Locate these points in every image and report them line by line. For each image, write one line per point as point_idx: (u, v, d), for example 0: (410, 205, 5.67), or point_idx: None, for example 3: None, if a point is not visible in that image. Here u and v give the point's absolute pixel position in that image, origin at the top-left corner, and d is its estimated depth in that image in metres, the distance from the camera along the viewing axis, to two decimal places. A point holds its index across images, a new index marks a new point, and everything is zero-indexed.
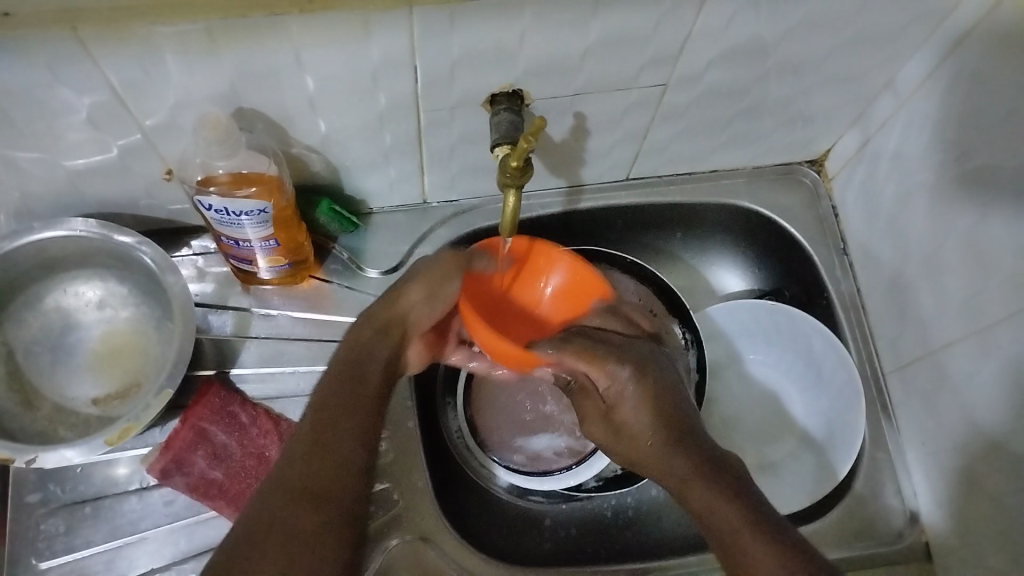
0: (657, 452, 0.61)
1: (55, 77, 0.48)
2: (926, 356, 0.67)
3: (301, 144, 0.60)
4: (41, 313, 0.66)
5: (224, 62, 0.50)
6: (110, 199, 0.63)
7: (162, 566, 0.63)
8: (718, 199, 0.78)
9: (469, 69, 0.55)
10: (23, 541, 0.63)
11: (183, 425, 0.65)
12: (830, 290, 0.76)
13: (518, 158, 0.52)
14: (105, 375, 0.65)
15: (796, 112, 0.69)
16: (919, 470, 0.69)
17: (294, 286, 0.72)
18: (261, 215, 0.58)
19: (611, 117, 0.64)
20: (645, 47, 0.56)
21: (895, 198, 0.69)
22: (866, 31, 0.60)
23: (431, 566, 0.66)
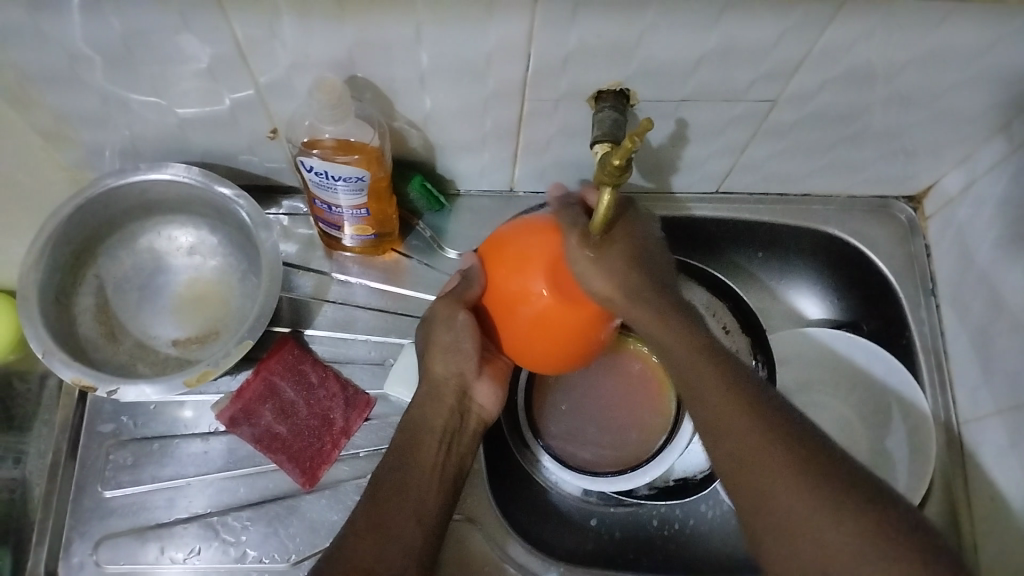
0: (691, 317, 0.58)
1: (184, 25, 0.50)
2: (1008, 409, 0.65)
3: (404, 119, 0.61)
4: (134, 251, 0.68)
5: (347, 30, 0.51)
6: (214, 150, 0.65)
7: (218, 511, 0.64)
8: (806, 224, 0.77)
9: (581, 63, 0.55)
10: (91, 467, 0.65)
11: (255, 377, 0.67)
12: (911, 331, 0.74)
13: (621, 156, 0.48)
14: (187, 319, 0.67)
15: (902, 144, 0.68)
16: (982, 526, 0.66)
17: (376, 257, 0.73)
18: (357, 182, 0.59)
19: (714, 127, 0.64)
20: (762, 60, 0.55)
21: (995, 243, 0.67)
22: (990, 70, 0.58)
23: (473, 549, 0.67)
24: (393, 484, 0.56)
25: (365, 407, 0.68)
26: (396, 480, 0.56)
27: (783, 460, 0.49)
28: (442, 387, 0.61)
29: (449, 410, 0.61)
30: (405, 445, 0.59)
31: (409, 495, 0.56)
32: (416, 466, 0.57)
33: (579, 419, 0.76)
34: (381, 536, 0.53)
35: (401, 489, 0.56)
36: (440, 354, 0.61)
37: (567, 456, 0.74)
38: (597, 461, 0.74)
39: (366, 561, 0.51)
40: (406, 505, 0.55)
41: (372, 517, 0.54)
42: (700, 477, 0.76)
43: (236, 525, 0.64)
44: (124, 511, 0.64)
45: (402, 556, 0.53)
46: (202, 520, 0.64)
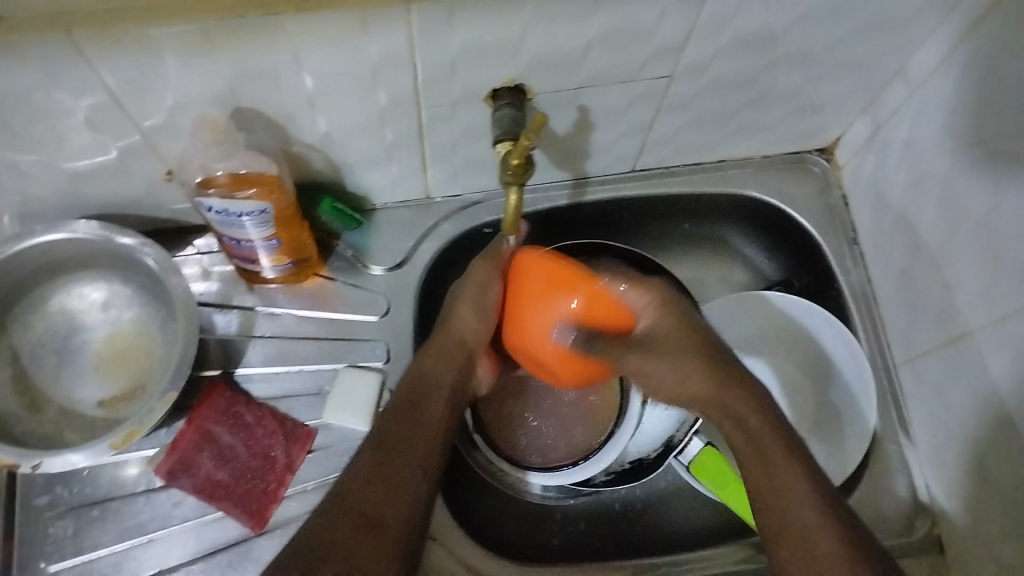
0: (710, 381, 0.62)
1: (51, 80, 0.48)
2: (940, 347, 0.66)
3: (302, 142, 0.60)
4: (44, 315, 0.65)
5: (223, 63, 0.49)
6: (112, 200, 0.63)
7: (169, 569, 0.63)
8: (726, 189, 0.77)
9: (471, 64, 0.54)
10: (30, 545, 0.63)
11: (188, 426, 0.65)
12: (840, 282, 0.75)
13: (519, 155, 0.51)
14: (111, 377, 0.65)
15: (805, 101, 0.68)
16: (930, 463, 0.68)
17: (300, 284, 0.71)
18: (262, 215, 0.57)
19: (617, 109, 0.63)
20: (651, 38, 0.55)
21: (906, 186, 0.68)
22: (875, 19, 0.59)
23: (437, 564, 0.65)
24: (395, 429, 0.56)
25: (306, 439, 0.66)
26: (397, 429, 0.56)
27: (788, 489, 0.52)
28: (454, 351, 0.64)
29: (455, 369, 0.63)
30: (410, 397, 0.59)
31: (417, 446, 0.56)
32: (426, 415, 0.58)
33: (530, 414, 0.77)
34: (387, 483, 0.52)
35: (402, 434, 0.56)
36: (466, 313, 0.65)
37: (520, 457, 0.75)
38: (551, 457, 0.76)
39: (367, 503, 0.51)
40: (407, 448, 0.55)
41: (371, 466, 0.53)
42: (655, 455, 0.75)
43: None
44: None
45: (407, 500, 0.52)
46: None
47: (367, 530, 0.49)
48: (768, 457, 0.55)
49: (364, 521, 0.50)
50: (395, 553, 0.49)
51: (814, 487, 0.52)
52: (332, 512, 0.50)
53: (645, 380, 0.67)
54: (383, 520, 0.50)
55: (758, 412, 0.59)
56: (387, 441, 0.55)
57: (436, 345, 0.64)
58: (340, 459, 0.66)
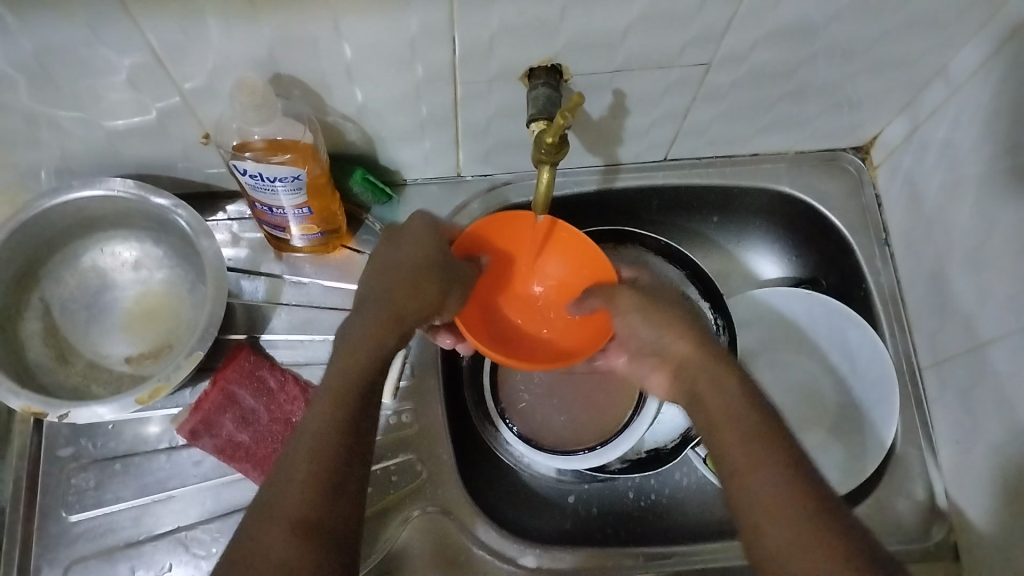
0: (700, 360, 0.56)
1: (96, 38, 0.49)
2: (966, 352, 0.65)
3: (338, 113, 0.60)
4: (78, 271, 0.67)
5: (264, 28, 0.50)
6: (149, 161, 0.64)
7: (186, 526, 0.64)
8: (758, 183, 0.76)
9: (509, 42, 0.54)
10: (53, 494, 0.64)
11: (213, 387, 0.66)
12: (868, 282, 0.74)
13: (554, 134, 0.51)
14: (139, 335, 0.66)
15: (843, 97, 0.67)
16: (950, 468, 0.67)
17: (327, 255, 0.72)
18: (295, 182, 0.57)
19: (653, 95, 0.63)
20: (691, 23, 0.55)
21: (941, 188, 0.67)
22: (919, 16, 0.58)
23: (448, 538, 0.66)
24: (317, 414, 0.50)
25: None
26: (322, 436, 0.49)
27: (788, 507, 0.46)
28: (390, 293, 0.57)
29: (387, 332, 0.55)
30: (345, 394, 0.51)
31: (345, 421, 0.50)
32: (351, 375, 0.52)
33: (545, 404, 0.76)
34: (319, 476, 0.47)
35: (324, 439, 0.49)
36: (397, 258, 0.58)
37: (535, 439, 0.74)
38: (567, 441, 0.74)
39: (296, 509, 0.46)
40: (331, 456, 0.48)
41: (301, 466, 0.47)
42: (671, 446, 0.75)
43: (205, 538, 0.63)
44: (90, 535, 0.63)
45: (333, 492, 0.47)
46: (171, 536, 0.63)
47: (302, 535, 0.45)
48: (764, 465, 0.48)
49: (298, 528, 0.45)
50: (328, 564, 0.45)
51: (787, 470, 0.48)
52: (264, 525, 0.45)
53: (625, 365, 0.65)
54: (317, 523, 0.46)
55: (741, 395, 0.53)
56: (322, 426, 0.49)
57: (373, 305, 0.55)
58: None
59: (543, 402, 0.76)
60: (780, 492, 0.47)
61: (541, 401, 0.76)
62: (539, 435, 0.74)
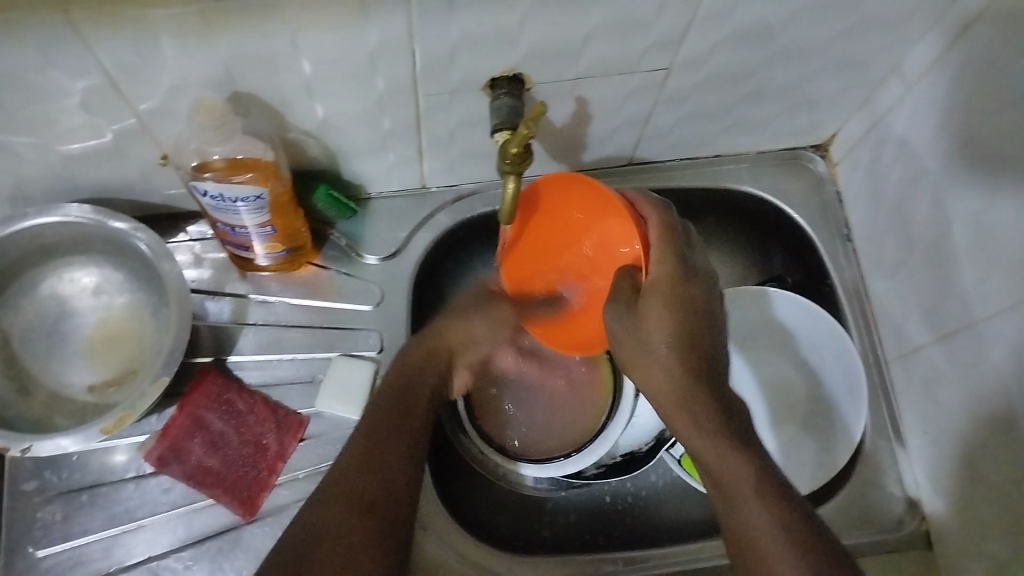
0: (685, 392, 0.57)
1: (47, 62, 0.47)
2: (931, 343, 0.66)
3: (299, 129, 0.59)
4: (35, 299, 0.65)
5: (221, 47, 0.49)
6: (106, 184, 0.63)
7: (158, 555, 0.62)
8: (721, 184, 0.77)
9: (469, 53, 0.54)
10: (18, 529, 0.62)
11: (180, 413, 0.64)
12: (833, 278, 0.75)
13: (519, 144, 0.51)
14: (102, 362, 0.65)
15: (801, 97, 0.68)
16: (920, 459, 0.68)
17: (293, 273, 0.71)
18: (258, 201, 0.57)
19: (615, 101, 0.63)
20: (650, 29, 0.55)
21: (900, 184, 0.68)
22: (873, 16, 0.59)
23: (428, 556, 0.65)
24: (367, 447, 0.55)
25: (298, 428, 0.66)
26: (382, 431, 0.56)
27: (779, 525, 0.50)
28: (440, 350, 0.65)
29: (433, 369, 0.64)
30: (397, 405, 0.59)
31: (387, 467, 0.54)
32: (404, 425, 0.58)
33: (525, 413, 0.76)
34: (353, 500, 0.51)
35: (382, 442, 0.56)
36: (459, 325, 0.67)
37: (515, 451, 0.74)
38: (545, 451, 0.74)
39: (352, 489, 0.52)
40: (388, 449, 0.55)
41: (337, 481, 0.53)
42: (647, 448, 0.76)
43: (179, 567, 0.62)
44: (58, 569, 0.62)
45: (376, 514, 0.51)
46: (143, 566, 0.62)
47: (346, 539, 0.49)
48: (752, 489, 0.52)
49: (335, 534, 0.49)
50: (387, 544, 0.50)
51: (778, 505, 0.51)
52: (326, 499, 0.51)
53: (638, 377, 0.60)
54: (349, 541, 0.49)
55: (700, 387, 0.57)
56: (355, 462, 0.54)
57: (433, 364, 0.64)
58: (332, 448, 0.66)
59: (525, 411, 0.76)
60: (767, 526, 0.50)
61: (521, 409, 0.76)
62: (520, 446, 0.75)
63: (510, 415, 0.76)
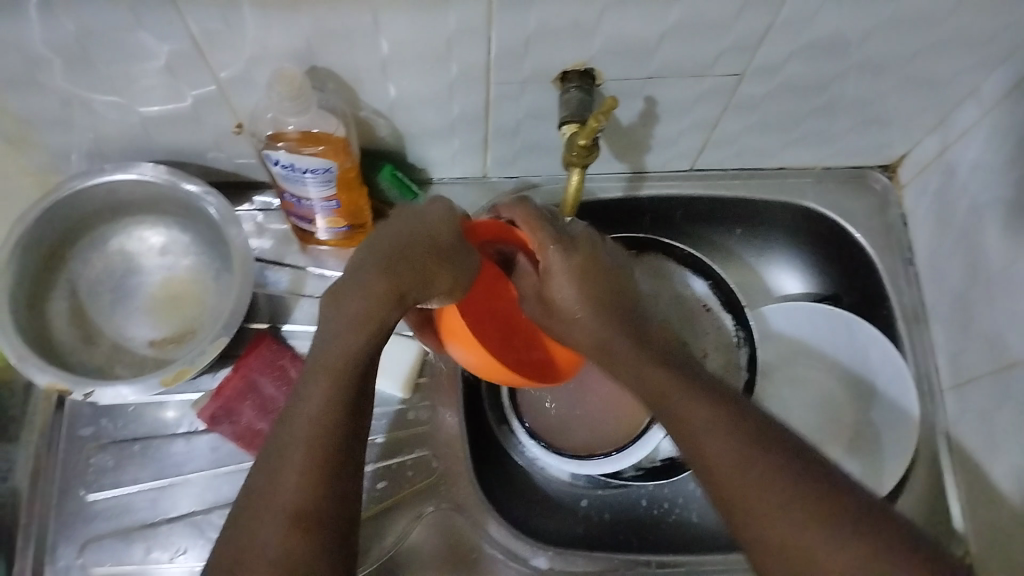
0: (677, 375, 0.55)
1: (139, 23, 0.49)
2: (989, 374, 0.65)
3: (370, 108, 0.61)
4: (104, 254, 0.68)
5: (304, 20, 0.50)
6: (181, 148, 0.65)
7: (203, 509, 0.64)
8: (783, 197, 0.76)
9: (544, 44, 0.54)
10: (72, 472, 0.65)
11: (234, 374, 0.66)
12: (891, 301, 0.74)
13: (587, 137, 0.52)
14: (162, 319, 0.67)
15: (873, 113, 0.67)
16: (968, 490, 0.67)
17: (351, 250, 0.72)
18: (325, 174, 0.58)
19: (683, 104, 0.63)
20: (725, 33, 0.55)
21: (969, 209, 0.67)
22: (955, 35, 0.58)
23: (462, 537, 0.67)
24: (317, 407, 0.48)
25: None
26: (320, 408, 0.48)
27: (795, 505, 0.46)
28: (409, 254, 0.51)
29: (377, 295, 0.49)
30: (334, 370, 0.48)
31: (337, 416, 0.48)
32: (354, 353, 0.49)
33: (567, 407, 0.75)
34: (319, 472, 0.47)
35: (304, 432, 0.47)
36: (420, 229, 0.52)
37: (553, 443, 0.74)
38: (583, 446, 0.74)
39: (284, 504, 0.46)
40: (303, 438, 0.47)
41: (293, 454, 0.47)
42: None
43: (221, 524, 0.64)
44: (107, 514, 0.64)
45: (331, 492, 0.47)
46: (187, 519, 0.64)
47: (301, 530, 0.45)
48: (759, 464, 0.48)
49: (296, 519, 0.45)
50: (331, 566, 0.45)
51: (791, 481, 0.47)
52: (253, 517, 0.46)
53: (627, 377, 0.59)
54: (315, 521, 0.46)
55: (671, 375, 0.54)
56: (307, 429, 0.47)
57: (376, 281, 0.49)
58: None
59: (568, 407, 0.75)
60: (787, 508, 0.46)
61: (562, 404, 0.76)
62: (558, 439, 0.74)
63: (551, 408, 0.75)
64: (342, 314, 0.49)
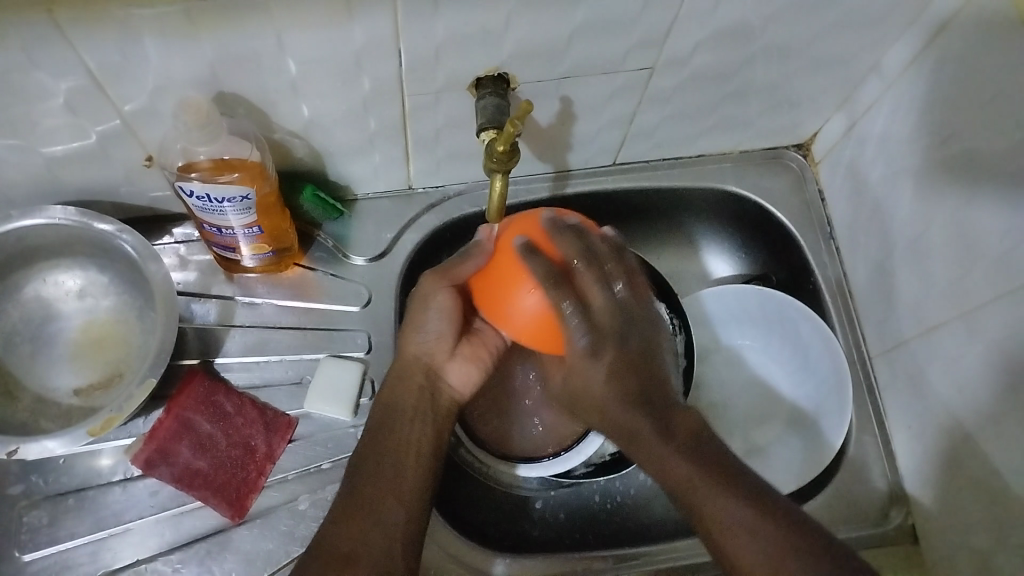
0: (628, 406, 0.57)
1: (31, 61, 0.47)
2: (914, 338, 0.67)
3: (284, 130, 0.60)
4: (18, 302, 0.65)
5: (205, 46, 0.49)
6: (90, 187, 0.62)
7: (146, 558, 0.62)
8: (705, 184, 0.78)
9: (454, 52, 0.54)
10: (3, 534, 0.62)
11: (167, 415, 0.64)
12: (817, 275, 0.76)
13: (505, 142, 0.52)
14: (87, 365, 0.65)
15: (782, 95, 0.69)
16: (905, 451, 0.69)
17: (279, 275, 0.71)
18: (243, 201, 0.57)
19: (599, 101, 0.64)
20: (632, 29, 0.56)
21: (881, 181, 0.69)
22: (853, 14, 0.60)
23: (418, 556, 0.65)
24: (367, 467, 0.57)
25: (287, 428, 0.66)
26: (371, 470, 0.57)
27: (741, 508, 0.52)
28: (413, 369, 0.62)
29: (418, 391, 0.61)
30: (388, 445, 0.59)
31: (385, 477, 0.57)
32: (402, 444, 0.59)
33: (503, 404, 0.76)
34: (361, 522, 0.54)
35: (380, 483, 0.56)
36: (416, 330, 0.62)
37: (497, 446, 0.74)
38: (523, 448, 0.74)
39: (342, 541, 0.53)
40: (382, 492, 0.56)
41: (341, 506, 0.55)
42: None
43: (167, 570, 0.62)
44: (45, 574, 0.61)
45: (381, 532, 0.54)
46: (130, 569, 0.62)
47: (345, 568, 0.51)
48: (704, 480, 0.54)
49: (339, 561, 0.51)
50: None
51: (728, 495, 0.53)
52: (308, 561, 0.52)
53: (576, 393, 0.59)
54: (352, 558, 0.52)
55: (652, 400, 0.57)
56: (358, 479, 0.57)
57: (410, 379, 0.62)
58: (320, 449, 0.66)
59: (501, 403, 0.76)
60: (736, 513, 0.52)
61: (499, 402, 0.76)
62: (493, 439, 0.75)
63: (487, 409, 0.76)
64: (393, 411, 0.60)
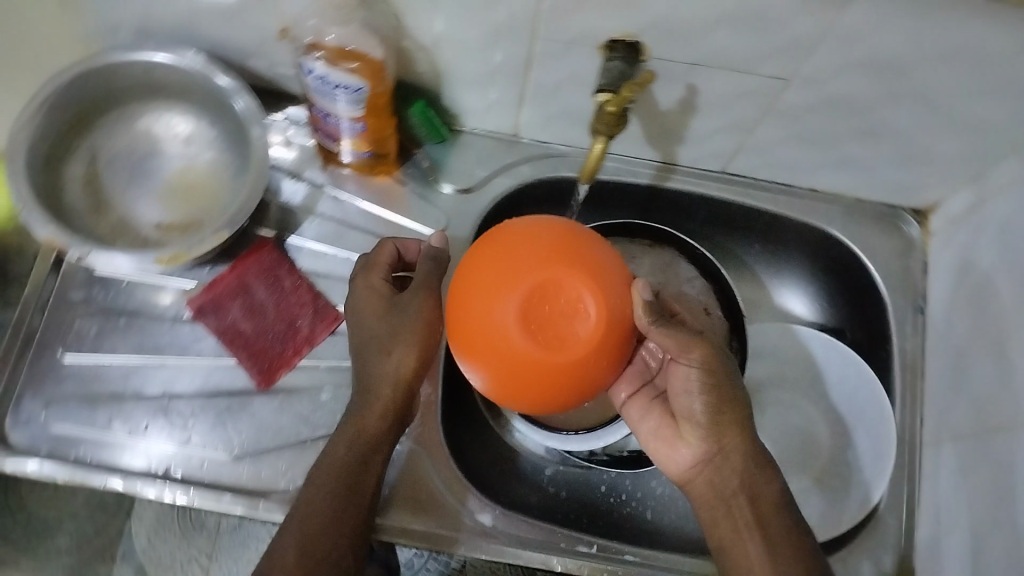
0: (728, 462, 0.55)
1: None
2: (971, 434, 0.63)
3: (413, 38, 0.61)
4: (129, 129, 0.69)
5: None
6: (224, 43, 0.65)
7: (169, 395, 0.65)
8: (808, 220, 0.75)
9: (594, 6, 0.54)
10: (56, 331, 0.66)
11: (230, 273, 0.68)
12: (893, 344, 0.73)
13: (616, 105, 0.53)
14: (173, 205, 0.68)
15: (913, 149, 0.66)
16: (924, 545, 0.66)
17: (370, 178, 0.73)
18: (356, 93, 0.58)
19: (723, 99, 0.63)
20: (776, 31, 0.54)
21: (987, 267, 0.65)
22: (1009, 83, 0.56)
23: (421, 475, 0.67)
24: (317, 497, 0.54)
25: (333, 321, 0.68)
26: (327, 502, 0.53)
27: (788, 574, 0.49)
28: (391, 392, 0.56)
29: (396, 415, 0.57)
30: (347, 469, 0.55)
31: (345, 507, 0.54)
32: (362, 475, 0.55)
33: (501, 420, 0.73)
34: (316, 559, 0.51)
35: (338, 521, 0.53)
36: (395, 349, 0.56)
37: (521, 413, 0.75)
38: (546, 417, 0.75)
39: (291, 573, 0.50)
40: (339, 533, 0.53)
41: (292, 534, 0.52)
42: None
43: (185, 412, 0.65)
44: (78, 379, 0.65)
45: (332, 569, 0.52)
46: (152, 401, 0.65)
47: None
48: (756, 527, 0.52)
49: None
50: None
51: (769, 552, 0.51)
52: None
53: (660, 437, 0.59)
54: None
55: (766, 506, 0.53)
56: (314, 504, 0.53)
57: (383, 405, 0.57)
58: None
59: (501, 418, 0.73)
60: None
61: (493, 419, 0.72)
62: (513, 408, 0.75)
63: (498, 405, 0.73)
64: (358, 437, 0.56)
